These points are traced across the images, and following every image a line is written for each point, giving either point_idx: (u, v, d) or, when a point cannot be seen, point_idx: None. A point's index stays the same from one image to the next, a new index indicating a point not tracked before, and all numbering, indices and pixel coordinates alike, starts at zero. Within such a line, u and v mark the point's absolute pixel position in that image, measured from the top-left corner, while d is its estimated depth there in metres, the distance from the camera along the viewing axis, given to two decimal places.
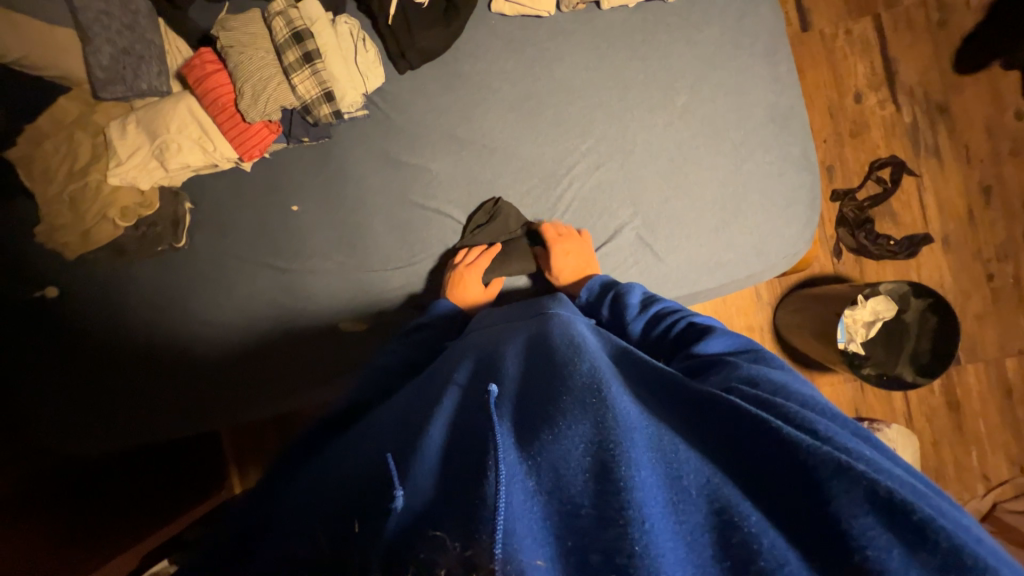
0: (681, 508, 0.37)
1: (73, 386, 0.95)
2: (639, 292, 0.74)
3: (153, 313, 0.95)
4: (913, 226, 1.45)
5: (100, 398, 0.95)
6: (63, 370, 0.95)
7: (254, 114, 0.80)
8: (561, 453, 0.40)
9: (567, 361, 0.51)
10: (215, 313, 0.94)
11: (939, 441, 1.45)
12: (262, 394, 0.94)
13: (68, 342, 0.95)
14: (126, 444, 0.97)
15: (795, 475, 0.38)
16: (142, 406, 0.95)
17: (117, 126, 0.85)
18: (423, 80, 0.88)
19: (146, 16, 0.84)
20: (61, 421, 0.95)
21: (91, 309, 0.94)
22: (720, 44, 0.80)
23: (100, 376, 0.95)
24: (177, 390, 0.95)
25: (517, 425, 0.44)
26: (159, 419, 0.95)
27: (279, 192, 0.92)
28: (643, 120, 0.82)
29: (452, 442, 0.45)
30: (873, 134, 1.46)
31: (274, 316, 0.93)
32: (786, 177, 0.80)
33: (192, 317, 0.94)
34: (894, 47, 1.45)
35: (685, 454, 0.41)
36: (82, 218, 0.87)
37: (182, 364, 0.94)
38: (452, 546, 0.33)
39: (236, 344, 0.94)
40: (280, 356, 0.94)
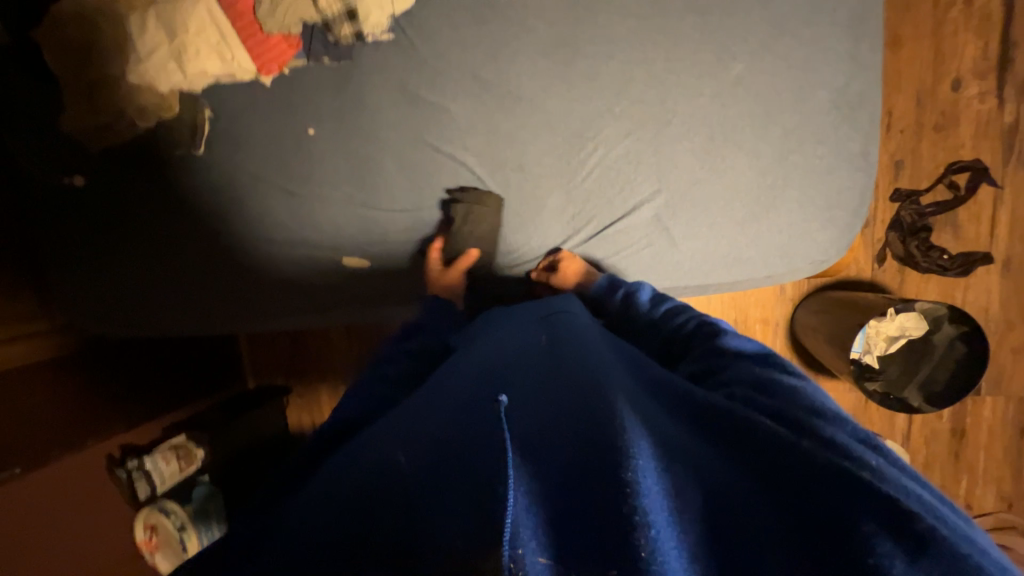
0: (688, 503, 0.39)
1: (102, 278, 0.97)
2: (651, 292, 0.74)
3: (177, 224, 0.94)
4: (974, 242, 1.32)
5: (125, 293, 0.98)
6: (90, 262, 0.97)
7: (272, 25, 0.77)
8: (560, 452, 0.42)
9: (579, 365, 0.54)
10: (241, 235, 0.95)
11: (931, 465, 1.42)
12: (285, 314, 0.98)
13: (94, 235, 0.95)
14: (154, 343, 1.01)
15: (803, 481, 0.40)
16: (164, 306, 0.99)
17: (136, 19, 0.82)
18: (456, 6, 0.80)
19: None
20: (92, 309, 0.98)
21: (109, 205, 0.94)
22: (798, 6, 0.69)
23: (129, 276, 0.97)
24: (204, 299, 0.98)
25: (523, 420, 0.46)
26: (182, 319, 1.00)
27: (292, 111, 0.87)
28: (689, 87, 0.73)
29: (453, 427, 0.47)
30: (961, 130, 1.28)
31: (298, 245, 0.94)
32: (835, 176, 0.71)
33: (217, 233, 0.95)
34: (1019, 28, 1.22)
35: (689, 459, 0.42)
36: (104, 112, 0.88)
37: (201, 273, 0.97)
38: (456, 538, 0.37)
39: (261, 266, 0.95)
40: (301, 283, 0.96)
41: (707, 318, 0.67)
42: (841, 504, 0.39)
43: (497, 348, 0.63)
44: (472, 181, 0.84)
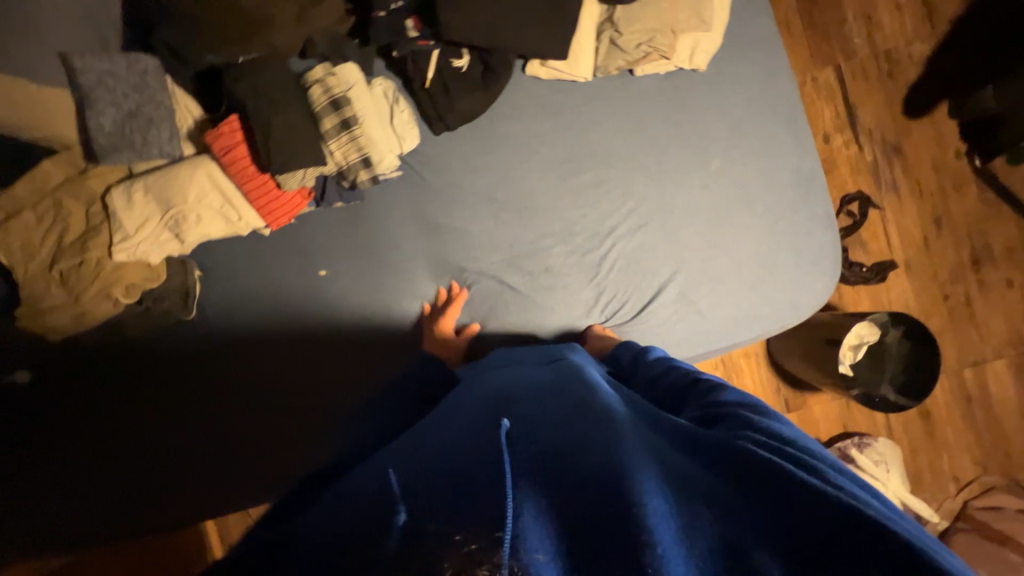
0: (691, 534, 0.38)
1: (62, 431, 0.82)
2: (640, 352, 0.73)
3: (154, 348, 0.84)
4: (880, 253, 1.61)
5: (99, 486, 0.83)
6: (55, 418, 0.82)
7: (293, 184, 0.74)
8: (575, 473, 0.41)
9: (585, 401, 0.52)
10: (190, 350, 0.85)
11: (915, 447, 1.59)
12: (220, 456, 0.86)
13: (55, 390, 0.82)
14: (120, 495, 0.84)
15: (804, 508, 0.38)
16: (149, 476, 0.84)
17: (122, 194, 0.77)
18: (460, 141, 0.86)
19: (154, 75, 0.77)
20: (52, 466, 0.82)
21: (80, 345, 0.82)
22: (744, 112, 0.85)
23: (91, 418, 0.83)
24: (172, 436, 0.85)
25: (530, 452, 0.44)
26: (169, 503, 0.85)
27: (304, 257, 0.85)
28: (680, 182, 0.85)
29: (459, 455, 0.45)
30: (841, 171, 1.60)
31: (249, 379, 0.85)
32: (813, 235, 0.85)
33: (192, 354, 0.85)
34: (854, 94, 1.60)
35: (679, 490, 0.41)
36: (75, 296, 0.77)
37: (192, 416, 0.85)
38: (457, 541, 0.36)
39: (206, 394, 0.85)
40: (236, 416, 0.85)
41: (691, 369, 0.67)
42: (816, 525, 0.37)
43: (512, 383, 0.61)
44: (506, 291, 0.87)
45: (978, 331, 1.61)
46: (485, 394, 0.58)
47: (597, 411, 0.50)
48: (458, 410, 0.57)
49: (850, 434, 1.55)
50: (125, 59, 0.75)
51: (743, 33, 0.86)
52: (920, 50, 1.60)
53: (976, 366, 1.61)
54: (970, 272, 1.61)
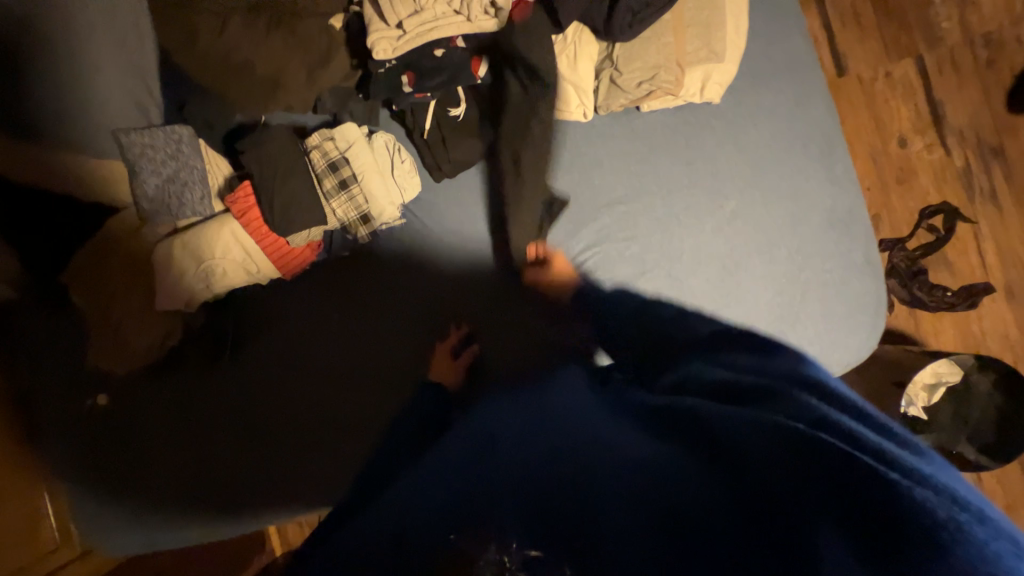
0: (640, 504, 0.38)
1: (131, 441, 0.93)
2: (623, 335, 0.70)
3: (210, 371, 0.94)
4: (972, 275, 1.37)
5: (162, 487, 0.92)
6: (125, 432, 0.93)
7: (299, 241, 0.79)
8: (533, 475, 0.45)
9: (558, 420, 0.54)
10: (240, 377, 0.94)
11: (1010, 502, 1.36)
12: (264, 472, 0.92)
13: (128, 407, 0.94)
14: (178, 501, 0.92)
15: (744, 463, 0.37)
16: (203, 480, 0.93)
17: (164, 249, 0.86)
18: (460, 189, 0.87)
19: (187, 142, 0.86)
20: (123, 472, 0.92)
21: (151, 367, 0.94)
22: (765, 145, 0.77)
23: (154, 432, 0.93)
24: (223, 449, 0.93)
25: (503, 462, 0.50)
26: (220, 509, 0.92)
27: (316, 302, 0.91)
28: (690, 227, 0.79)
29: (450, 476, 0.51)
30: (922, 180, 1.38)
31: (288, 405, 0.92)
32: (849, 285, 0.75)
33: (238, 381, 0.93)
34: (940, 88, 1.36)
35: (637, 470, 0.41)
36: (124, 339, 0.87)
37: (244, 432, 0.93)
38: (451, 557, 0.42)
39: (254, 412, 0.93)
40: (277, 439, 0.93)
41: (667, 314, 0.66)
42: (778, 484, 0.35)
43: (504, 409, 0.65)
44: (505, 337, 0.87)
45: None
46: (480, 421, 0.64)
47: (566, 425, 0.53)
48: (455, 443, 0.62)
49: None
50: (163, 131, 0.84)
51: (765, 58, 0.77)
52: None
53: None
54: None
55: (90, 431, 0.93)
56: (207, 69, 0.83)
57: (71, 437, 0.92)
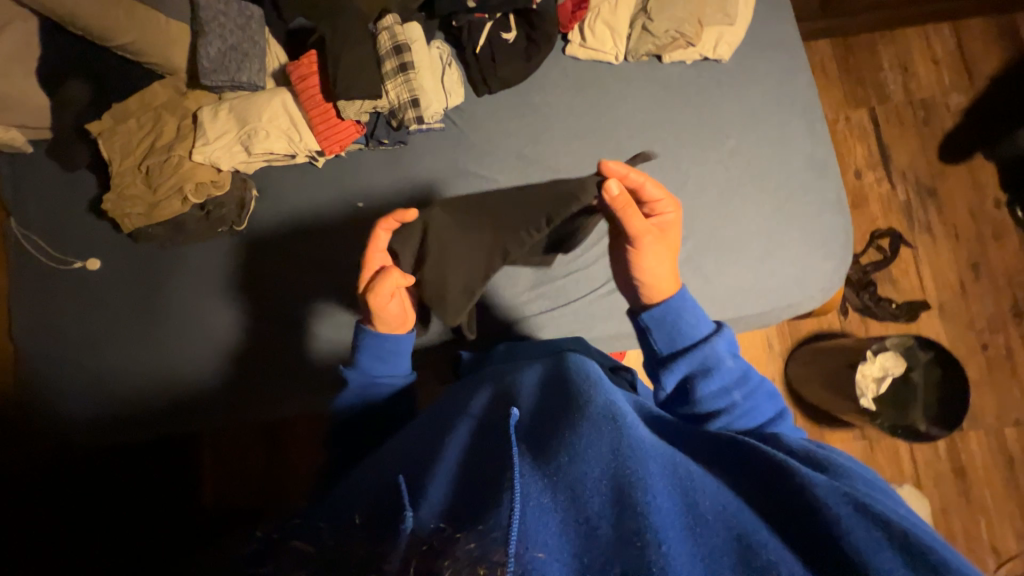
0: (698, 532, 0.39)
1: (104, 322, 0.96)
2: (682, 370, 0.64)
3: (187, 268, 0.97)
4: (912, 292, 1.56)
5: (113, 388, 0.94)
6: (100, 311, 0.97)
7: (350, 112, 0.87)
8: (580, 475, 0.42)
9: (582, 394, 0.53)
10: (225, 274, 0.96)
11: (947, 507, 1.46)
12: (240, 369, 0.94)
13: (103, 289, 0.98)
14: (126, 393, 0.94)
15: (809, 510, 0.39)
16: (158, 390, 0.94)
17: (210, 110, 0.91)
18: (499, 104, 0.96)
19: (257, 21, 0.93)
20: (82, 356, 0.96)
21: (135, 257, 0.98)
22: (762, 100, 0.92)
23: (120, 319, 0.96)
24: (188, 343, 0.95)
25: (534, 448, 0.46)
26: (170, 413, 0.94)
27: (344, 190, 0.96)
28: (695, 158, 0.91)
29: (472, 469, 0.48)
30: (872, 207, 1.61)
31: (279, 294, 0.95)
32: (824, 218, 0.88)
33: (226, 271, 0.96)
34: (887, 135, 1.64)
35: (720, 508, 0.41)
36: (154, 190, 0.91)
37: (217, 329, 0.95)
38: (456, 536, 0.37)
39: (235, 310, 0.95)
40: (258, 331, 0.95)
41: (757, 384, 0.63)
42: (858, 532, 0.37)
43: (505, 382, 0.65)
44: None
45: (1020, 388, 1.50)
46: (481, 397, 0.63)
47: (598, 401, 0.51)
48: (456, 411, 0.63)
49: None
50: (238, 5, 0.91)
51: (765, 35, 0.95)
52: (957, 101, 1.64)
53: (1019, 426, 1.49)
54: (1011, 324, 1.53)
55: (75, 298, 0.97)
56: None
57: (56, 306, 0.97)
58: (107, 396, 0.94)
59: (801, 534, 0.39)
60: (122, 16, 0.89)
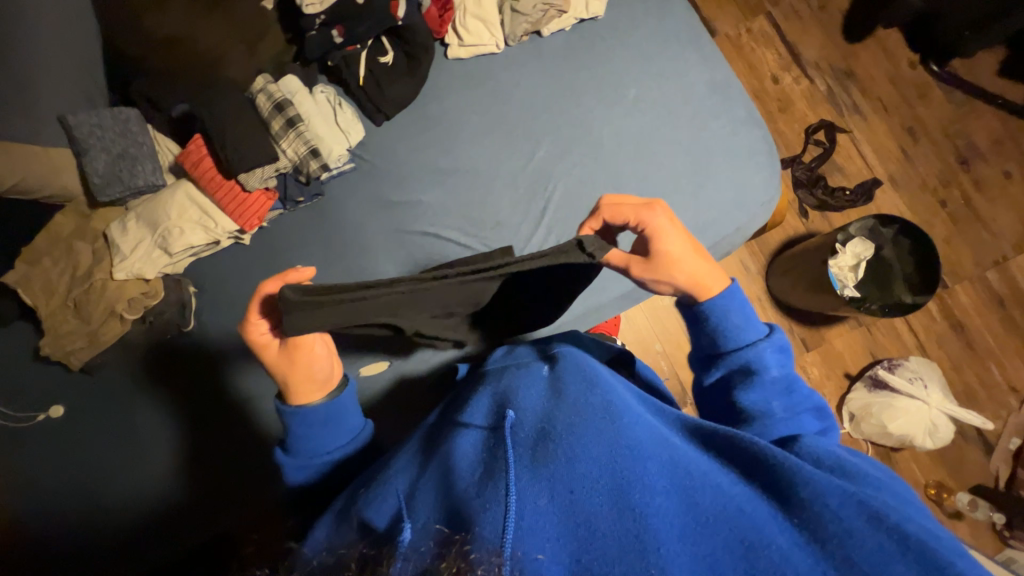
0: (700, 533, 0.44)
1: (85, 465, 0.92)
2: (724, 370, 0.70)
3: (152, 383, 0.94)
4: (861, 174, 1.58)
5: (116, 527, 0.91)
6: (77, 456, 0.92)
7: (254, 182, 0.86)
8: (584, 485, 0.46)
9: (579, 399, 0.56)
10: (195, 376, 0.94)
11: (958, 364, 1.48)
12: (241, 460, 0.94)
13: (73, 433, 0.93)
14: (134, 526, 0.91)
15: (780, 499, 0.47)
16: (167, 510, 0.92)
17: (118, 224, 0.88)
18: (399, 126, 0.95)
19: (135, 122, 0.91)
20: (67, 507, 0.90)
21: (97, 390, 0.93)
22: (648, 41, 0.92)
23: (103, 455, 0.92)
24: (178, 456, 0.93)
25: (533, 456, 0.49)
26: (182, 530, 0.92)
27: (281, 256, 0.94)
28: (603, 116, 0.91)
29: (476, 471, 0.50)
30: (799, 106, 1.62)
31: (252, 378, 0.94)
32: (741, 135, 0.89)
33: (192, 372, 0.94)
34: (791, 33, 1.65)
35: (734, 501, 0.46)
36: (88, 320, 0.88)
37: (202, 432, 0.93)
38: (453, 552, 0.40)
39: (215, 408, 0.94)
40: (241, 420, 0.94)
41: (802, 397, 0.66)
42: (858, 524, 0.44)
43: (503, 382, 0.67)
44: (461, 248, 0.91)
45: (989, 230, 1.54)
46: (481, 401, 0.64)
47: (605, 407, 0.54)
48: (459, 411, 0.65)
49: (880, 360, 1.47)
50: (109, 111, 0.88)
51: None
52: None
53: (999, 266, 1.52)
54: (961, 173, 1.56)
55: (42, 451, 0.92)
56: (150, 48, 0.89)
57: (26, 466, 0.92)
58: (113, 537, 0.90)
59: (801, 519, 0.45)
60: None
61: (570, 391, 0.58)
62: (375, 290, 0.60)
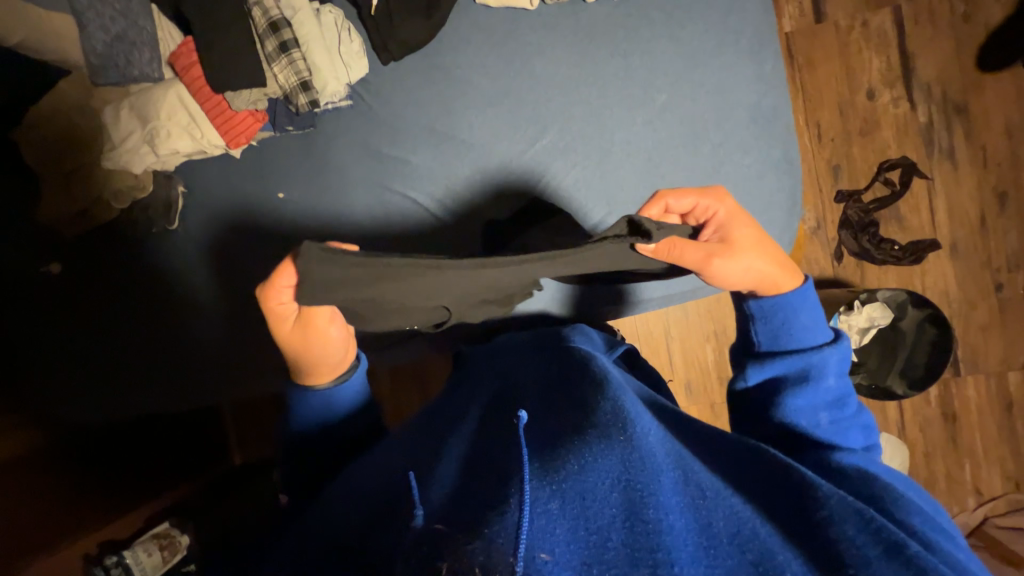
0: (713, 555, 0.42)
1: (73, 325, 0.99)
2: (779, 370, 0.68)
3: (135, 269, 0.98)
4: (921, 231, 1.40)
5: (90, 384, 0.99)
6: (65, 315, 0.99)
7: (239, 104, 0.82)
8: (593, 483, 0.44)
9: (590, 398, 0.56)
10: (177, 272, 0.98)
11: (931, 452, 1.42)
12: (199, 360, 0.99)
13: (63, 293, 0.99)
14: (102, 389, 1.00)
15: (807, 530, 0.46)
16: (132, 385, 1.00)
17: (112, 110, 0.88)
18: (406, 72, 0.87)
19: (138, 2, 0.86)
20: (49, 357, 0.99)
21: (88, 260, 0.98)
22: (701, 41, 0.79)
23: (90, 320, 0.99)
24: (149, 339, 0.99)
25: (540, 449, 0.49)
26: (138, 406, 1.00)
27: (264, 181, 0.94)
28: (622, 119, 0.81)
29: (481, 464, 0.50)
30: (885, 134, 1.39)
31: (219, 290, 0.98)
32: (765, 179, 0.79)
33: (174, 268, 0.98)
34: (913, 41, 1.36)
35: (754, 530, 0.45)
36: (77, 199, 0.92)
37: (173, 325, 0.99)
38: (455, 536, 0.39)
39: (185, 306, 0.99)
40: (204, 325, 0.99)
41: (852, 416, 0.66)
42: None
43: (514, 382, 0.67)
44: (437, 221, 0.88)
45: None
46: (489, 397, 0.65)
47: (615, 410, 0.53)
48: (473, 402, 0.66)
49: None
50: None
51: None
52: None
53: None
54: None
55: (30, 301, 0.98)
56: None
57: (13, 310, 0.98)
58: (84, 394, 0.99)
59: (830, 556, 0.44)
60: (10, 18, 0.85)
61: (579, 392, 0.58)
62: (384, 263, 0.54)
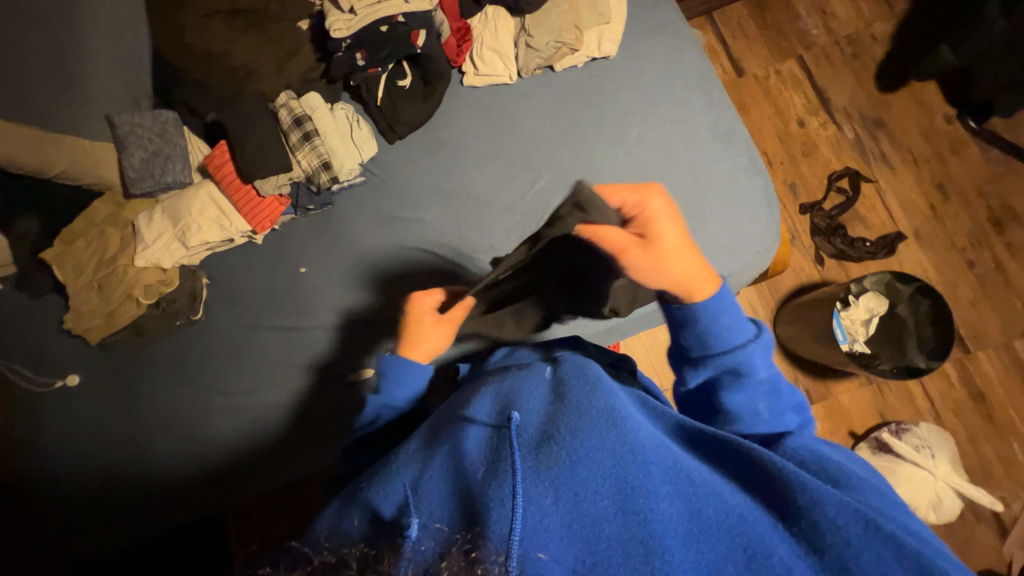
0: (703, 539, 0.43)
1: (92, 434, 0.97)
2: (711, 372, 0.65)
3: (158, 365, 0.99)
4: (884, 226, 1.53)
5: (107, 494, 0.95)
6: (84, 425, 0.97)
7: (268, 189, 0.94)
8: (586, 482, 0.45)
9: (580, 398, 0.53)
10: (201, 361, 0.99)
11: (975, 436, 1.39)
12: (226, 448, 0.97)
13: (85, 402, 0.98)
14: (120, 498, 0.95)
15: (785, 508, 0.46)
16: (154, 486, 0.96)
17: (145, 215, 0.96)
18: (410, 146, 1.00)
19: (172, 124, 0.98)
20: (67, 471, 0.96)
21: (112, 364, 0.99)
22: (655, 85, 0.95)
23: (109, 426, 0.97)
24: (172, 436, 0.97)
25: (532, 451, 0.48)
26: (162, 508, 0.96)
27: (286, 258, 1.00)
28: (605, 153, 0.94)
29: (478, 463, 0.49)
30: (824, 152, 1.59)
31: (245, 372, 0.99)
32: (739, 182, 0.90)
33: (198, 358, 1.00)
34: (821, 79, 1.63)
35: (737, 516, 0.45)
36: (107, 301, 0.96)
37: (196, 416, 0.98)
38: (456, 554, 0.40)
39: (209, 394, 0.98)
40: (231, 412, 0.98)
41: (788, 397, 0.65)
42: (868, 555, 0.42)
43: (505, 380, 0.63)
44: (453, 268, 0.94)
45: (1020, 298, 1.45)
46: (484, 398, 0.59)
47: (608, 410, 0.51)
48: (459, 405, 0.63)
49: (888, 423, 1.39)
50: (151, 114, 0.97)
51: (643, 22, 0.99)
52: (883, 29, 1.62)
53: None
54: (993, 234, 1.49)
55: (53, 416, 0.98)
56: (192, 60, 0.98)
57: (38, 427, 0.97)
58: (101, 505, 0.95)
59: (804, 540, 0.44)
60: (50, 149, 0.93)
61: (572, 393, 0.55)
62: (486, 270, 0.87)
